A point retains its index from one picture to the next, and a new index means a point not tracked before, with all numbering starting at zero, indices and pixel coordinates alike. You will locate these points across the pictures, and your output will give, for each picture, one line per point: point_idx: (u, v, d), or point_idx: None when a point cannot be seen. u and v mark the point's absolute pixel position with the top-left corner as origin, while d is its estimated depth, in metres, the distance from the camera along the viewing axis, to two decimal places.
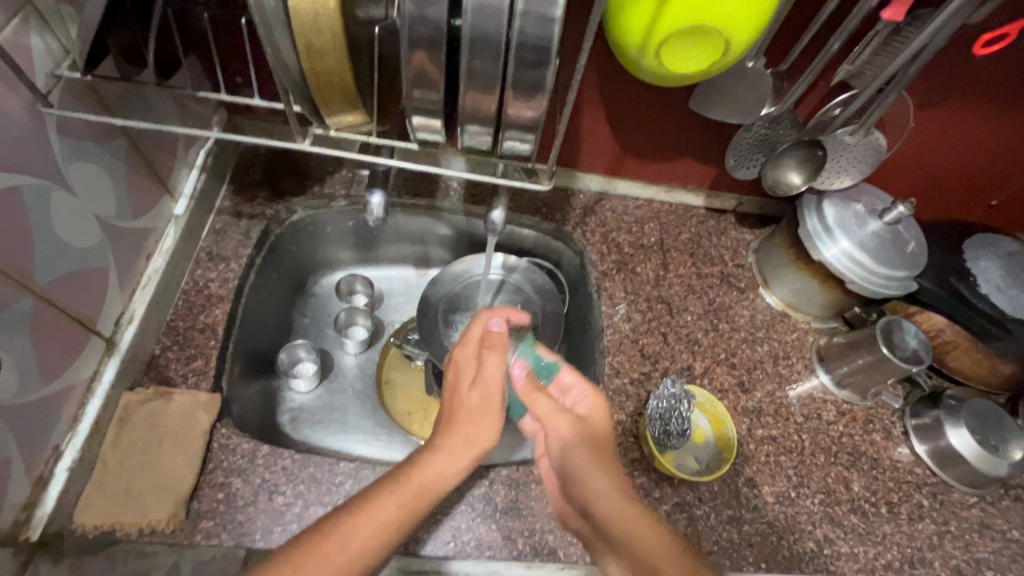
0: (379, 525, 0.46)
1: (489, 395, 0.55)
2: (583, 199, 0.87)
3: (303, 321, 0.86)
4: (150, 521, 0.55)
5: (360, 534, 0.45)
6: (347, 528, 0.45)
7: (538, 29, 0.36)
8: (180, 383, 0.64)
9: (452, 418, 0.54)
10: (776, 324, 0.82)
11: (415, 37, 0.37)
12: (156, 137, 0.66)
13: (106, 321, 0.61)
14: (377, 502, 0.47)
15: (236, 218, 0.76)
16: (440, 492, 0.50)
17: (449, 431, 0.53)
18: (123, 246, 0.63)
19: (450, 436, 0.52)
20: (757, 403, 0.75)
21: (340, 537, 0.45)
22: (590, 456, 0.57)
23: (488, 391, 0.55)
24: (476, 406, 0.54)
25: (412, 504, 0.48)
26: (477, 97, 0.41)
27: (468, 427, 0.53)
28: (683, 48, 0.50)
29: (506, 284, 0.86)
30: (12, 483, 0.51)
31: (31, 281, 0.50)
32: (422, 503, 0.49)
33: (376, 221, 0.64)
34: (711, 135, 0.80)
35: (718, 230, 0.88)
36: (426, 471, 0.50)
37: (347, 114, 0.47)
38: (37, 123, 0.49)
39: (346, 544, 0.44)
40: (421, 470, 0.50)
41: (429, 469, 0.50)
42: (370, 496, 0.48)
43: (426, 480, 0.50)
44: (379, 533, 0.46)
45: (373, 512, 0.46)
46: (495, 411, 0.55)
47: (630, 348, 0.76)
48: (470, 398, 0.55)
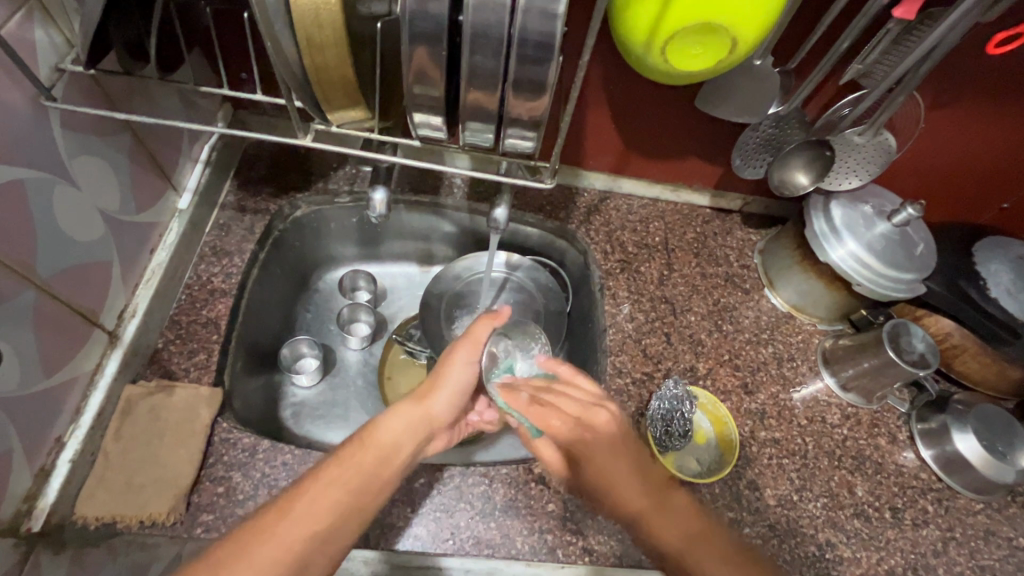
0: (334, 486, 0.52)
1: (450, 381, 0.61)
2: (587, 198, 0.86)
3: (307, 317, 0.86)
4: (150, 514, 0.56)
5: (317, 492, 0.51)
6: (304, 491, 0.51)
7: (541, 25, 0.36)
8: (182, 377, 0.64)
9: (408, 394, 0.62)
10: (781, 325, 0.81)
11: (416, 32, 0.37)
12: (160, 132, 0.66)
13: (109, 315, 0.61)
14: (333, 468, 0.53)
15: (240, 213, 0.76)
16: (392, 452, 0.56)
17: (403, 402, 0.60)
18: (127, 239, 0.63)
19: (408, 405, 0.59)
20: (760, 405, 0.74)
21: (302, 500, 0.50)
22: (614, 466, 0.55)
23: (450, 380, 0.61)
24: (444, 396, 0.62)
25: (366, 466, 0.54)
26: (479, 94, 0.41)
27: (426, 403, 0.60)
28: (689, 45, 0.49)
29: (509, 282, 0.86)
30: (13, 474, 0.52)
31: (33, 274, 0.50)
32: (376, 463, 0.55)
33: (378, 217, 0.64)
34: (718, 134, 0.79)
35: (724, 230, 0.87)
36: (378, 435, 0.57)
37: (349, 110, 0.47)
38: (41, 117, 0.49)
39: (304, 502, 0.50)
40: (373, 436, 0.56)
41: (380, 434, 0.57)
42: (324, 464, 0.54)
43: (379, 443, 0.56)
44: (338, 491, 0.52)
45: (326, 478, 0.52)
46: (451, 395, 0.62)
47: (633, 348, 0.76)
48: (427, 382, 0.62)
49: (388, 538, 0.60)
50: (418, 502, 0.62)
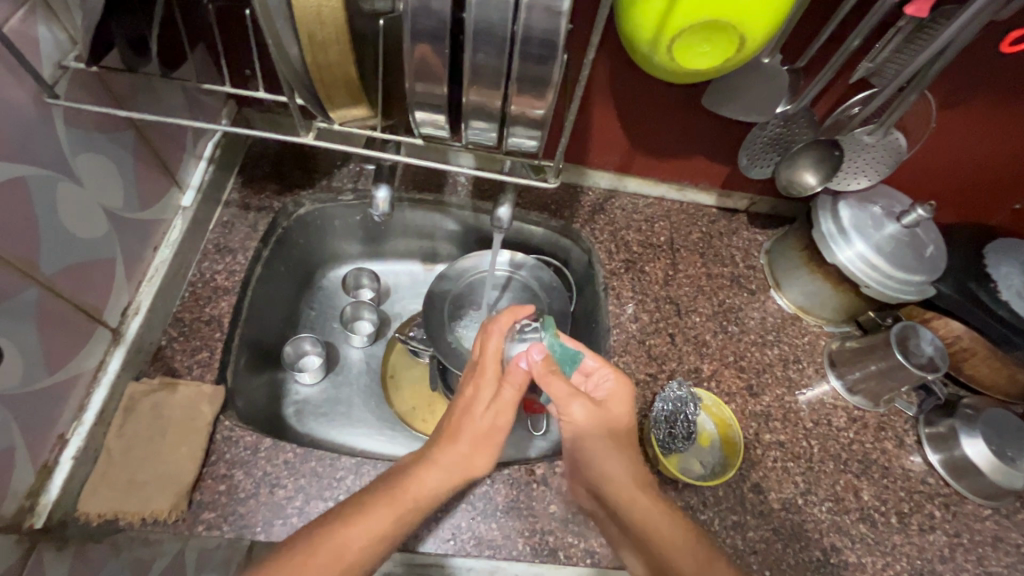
0: (371, 539, 0.48)
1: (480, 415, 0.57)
2: (592, 197, 0.86)
3: (310, 314, 0.86)
4: (152, 511, 0.56)
5: (353, 546, 0.47)
6: (341, 541, 0.47)
7: (545, 23, 0.35)
8: (185, 375, 0.65)
9: (452, 433, 0.56)
10: (787, 327, 0.80)
11: (418, 29, 0.36)
12: (164, 129, 0.66)
13: (112, 312, 0.61)
14: (373, 516, 0.49)
15: (244, 211, 0.76)
16: (431, 507, 0.52)
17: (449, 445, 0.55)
18: (130, 237, 0.63)
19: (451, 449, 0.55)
20: (765, 407, 0.74)
21: (337, 552, 0.46)
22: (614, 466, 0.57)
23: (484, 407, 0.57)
24: (481, 428, 0.56)
25: (405, 519, 0.50)
26: (482, 92, 0.40)
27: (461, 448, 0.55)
28: (695, 43, 0.49)
29: (513, 280, 0.86)
30: (16, 471, 0.52)
31: (36, 271, 0.50)
32: (413, 517, 0.51)
33: (382, 216, 0.64)
34: (725, 133, 0.78)
35: (730, 230, 0.87)
36: (421, 485, 0.52)
37: (351, 108, 0.47)
38: (44, 114, 0.49)
39: (338, 554, 0.46)
40: (417, 485, 0.52)
41: (424, 484, 0.52)
42: (364, 508, 0.49)
43: (422, 495, 0.52)
44: (371, 545, 0.48)
45: (365, 529, 0.48)
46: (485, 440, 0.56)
47: (637, 349, 0.75)
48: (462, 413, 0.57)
49: None
50: None
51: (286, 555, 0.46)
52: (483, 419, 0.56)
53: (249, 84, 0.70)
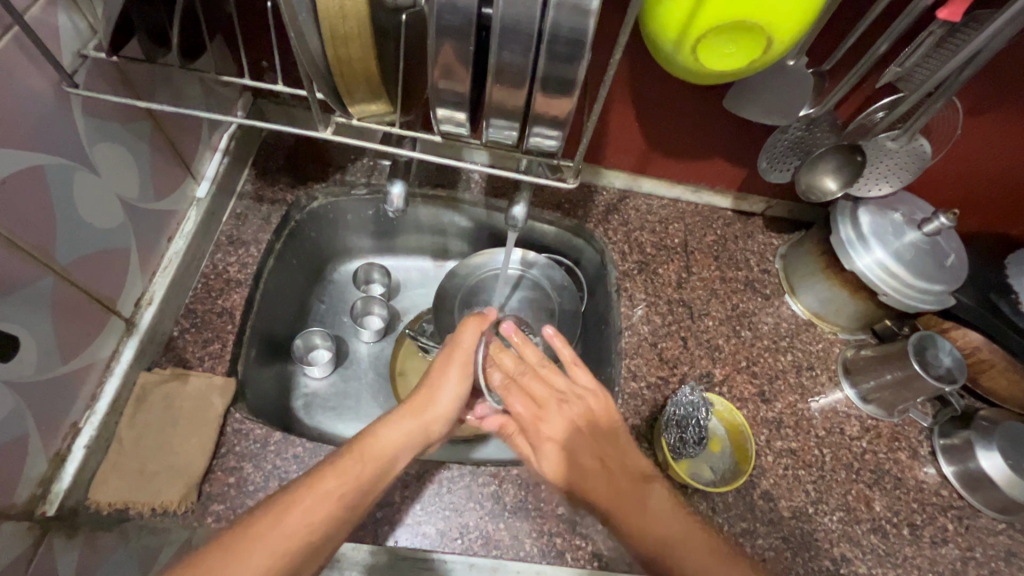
0: (328, 495, 0.50)
1: (450, 377, 0.63)
2: (607, 196, 0.85)
3: (321, 308, 0.86)
4: (162, 501, 0.56)
5: (315, 502, 0.49)
6: (306, 496, 0.49)
7: (573, 21, 0.34)
8: (196, 366, 0.65)
9: (410, 399, 0.61)
10: (801, 333, 0.79)
11: (443, 25, 0.36)
12: (179, 119, 0.66)
13: (126, 302, 0.61)
14: (329, 475, 0.51)
15: (257, 203, 0.76)
16: (390, 463, 0.55)
17: (402, 410, 0.59)
18: (145, 227, 0.63)
19: (406, 413, 0.59)
20: (777, 414, 0.73)
21: (300, 507, 0.48)
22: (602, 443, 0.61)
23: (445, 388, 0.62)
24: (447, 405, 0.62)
25: (363, 476, 0.52)
26: (505, 91, 0.40)
27: (426, 408, 0.60)
28: (720, 43, 0.48)
29: (524, 279, 0.86)
30: (29, 458, 0.52)
31: (52, 260, 0.50)
32: (373, 474, 0.53)
33: (396, 212, 0.63)
34: (744, 136, 0.77)
35: (745, 234, 0.86)
36: (378, 443, 0.56)
37: (370, 103, 0.46)
38: (63, 103, 0.48)
39: (302, 509, 0.48)
40: (372, 445, 0.55)
41: (378, 443, 0.55)
42: (320, 471, 0.51)
43: (377, 453, 0.55)
44: (331, 502, 0.49)
45: (323, 486, 0.50)
46: (450, 396, 0.62)
47: (649, 352, 0.74)
48: (424, 389, 0.62)
49: (396, 534, 0.60)
50: (427, 499, 0.62)
51: (256, 515, 0.47)
52: (446, 396, 0.62)
53: (265, 76, 0.70)
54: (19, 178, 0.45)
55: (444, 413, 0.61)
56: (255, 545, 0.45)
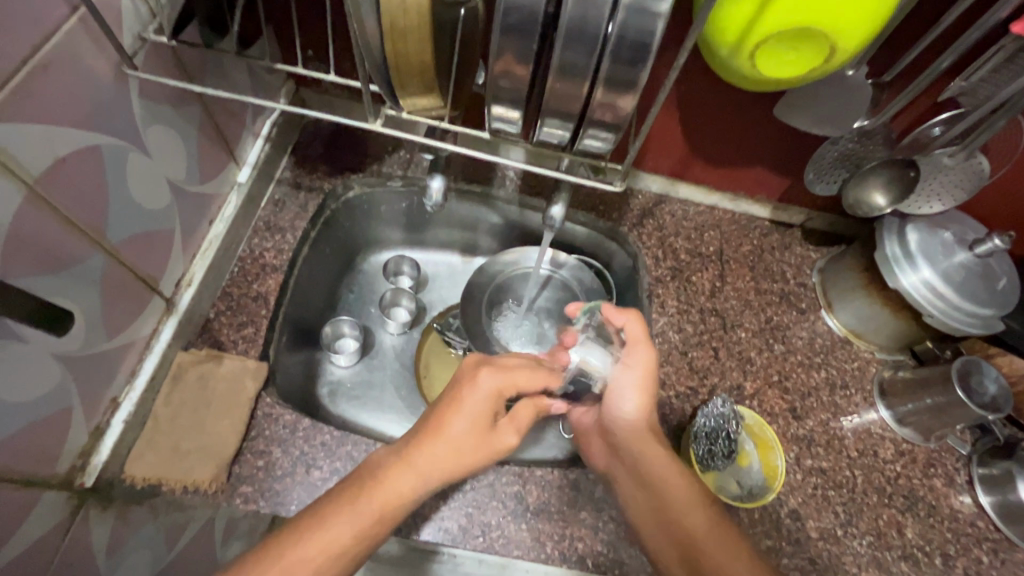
0: (341, 538, 0.46)
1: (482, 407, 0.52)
2: (643, 200, 0.85)
3: (350, 297, 0.87)
4: (194, 480, 0.58)
5: (322, 552, 0.45)
6: (306, 537, 0.45)
7: (640, 24, 0.34)
8: (231, 349, 0.66)
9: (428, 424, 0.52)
10: (836, 350, 0.77)
11: (509, 23, 0.35)
12: (226, 105, 0.67)
13: (168, 282, 0.63)
14: (340, 516, 0.46)
15: (295, 190, 0.78)
16: (399, 510, 0.49)
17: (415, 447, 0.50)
18: (189, 210, 0.64)
19: (417, 454, 0.50)
20: (808, 432, 0.71)
21: (302, 550, 0.45)
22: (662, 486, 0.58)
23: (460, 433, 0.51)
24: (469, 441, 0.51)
25: (374, 520, 0.47)
26: (564, 90, 0.39)
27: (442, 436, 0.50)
28: (782, 49, 0.46)
29: (553, 279, 0.85)
30: (73, 430, 0.53)
31: (104, 239, 0.51)
32: (382, 519, 0.48)
33: (434, 206, 0.65)
34: (791, 146, 0.75)
35: (782, 245, 0.84)
36: (388, 488, 0.48)
37: (422, 97, 0.46)
38: (121, 83, 0.49)
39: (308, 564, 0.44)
40: (388, 491, 0.48)
41: (390, 486, 0.48)
42: (329, 511, 0.47)
43: (387, 497, 0.48)
44: (338, 547, 0.45)
45: (333, 531, 0.46)
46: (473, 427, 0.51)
47: (678, 361, 0.74)
48: (448, 415, 0.51)
49: (418, 528, 0.60)
50: (449, 495, 0.62)
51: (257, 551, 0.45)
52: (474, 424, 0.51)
53: (311, 65, 0.70)
54: (77, 158, 0.46)
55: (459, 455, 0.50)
56: None
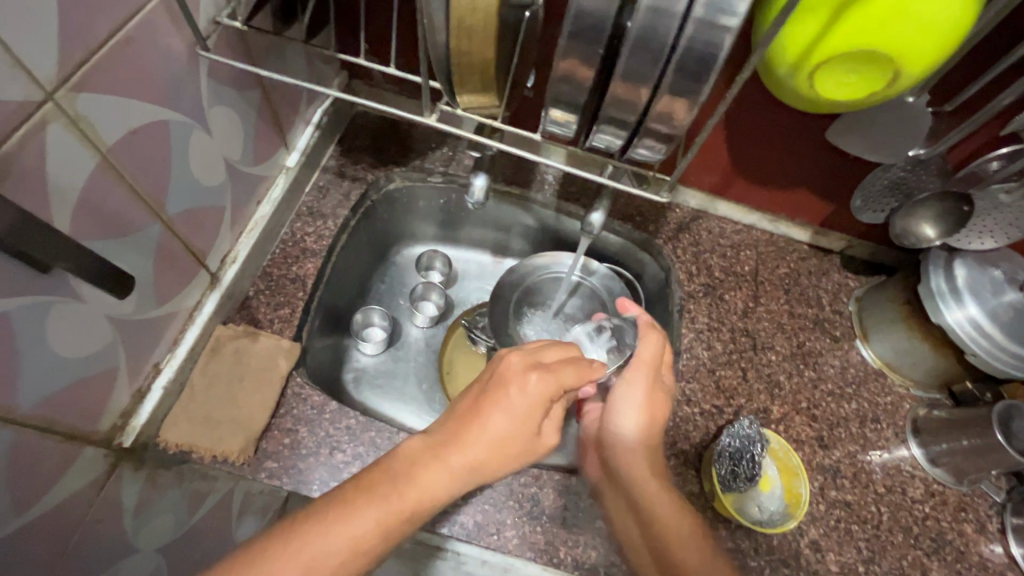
0: (355, 537, 0.42)
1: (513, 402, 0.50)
2: (680, 214, 0.84)
3: (380, 287, 0.88)
4: (224, 450, 0.60)
5: (342, 542, 0.41)
6: (330, 525, 0.42)
7: (709, 37, 0.34)
8: (266, 327, 0.68)
9: (468, 418, 0.49)
10: (869, 382, 0.75)
11: (577, 28, 0.35)
12: (283, 91, 0.69)
13: (214, 258, 0.65)
14: (366, 506, 0.43)
15: (339, 178, 0.79)
16: (428, 510, 0.45)
17: (451, 438, 0.48)
18: (240, 189, 0.66)
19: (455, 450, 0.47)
20: (835, 462, 0.70)
21: (313, 533, 0.41)
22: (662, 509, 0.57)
23: (503, 424, 0.49)
24: (501, 439, 0.49)
25: (399, 518, 0.44)
26: (623, 98, 0.39)
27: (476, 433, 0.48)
28: (842, 71, 0.46)
29: (581, 286, 0.86)
30: (117, 391, 0.55)
31: (162, 210, 0.53)
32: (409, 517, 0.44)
33: (476, 203, 0.66)
34: (839, 171, 0.74)
35: (819, 271, 0.82)
36: (418, 483, 0.45)
37: (479, 95, 0.46)
38: (192, 63, 0.51)
39: (328, 548, 0.41)
40: (418, 485, 0.45)
41: (421, 483, 0.45)
42: (349, 502, 0.43)
43: (419, 495, 0.45)
44: (350, 543, 0.42)
45: (357, 521, 0.42)
46: (506, 425, 0.49)
47: (705, 378, 0.73)
48: (490, 411, 0.49)
49: (434, 520, 0.61)
50: (467, 491, 0.62)
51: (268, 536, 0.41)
52: (504, 424, 0.49)
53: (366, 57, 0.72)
54: (148, 130, 0.48)
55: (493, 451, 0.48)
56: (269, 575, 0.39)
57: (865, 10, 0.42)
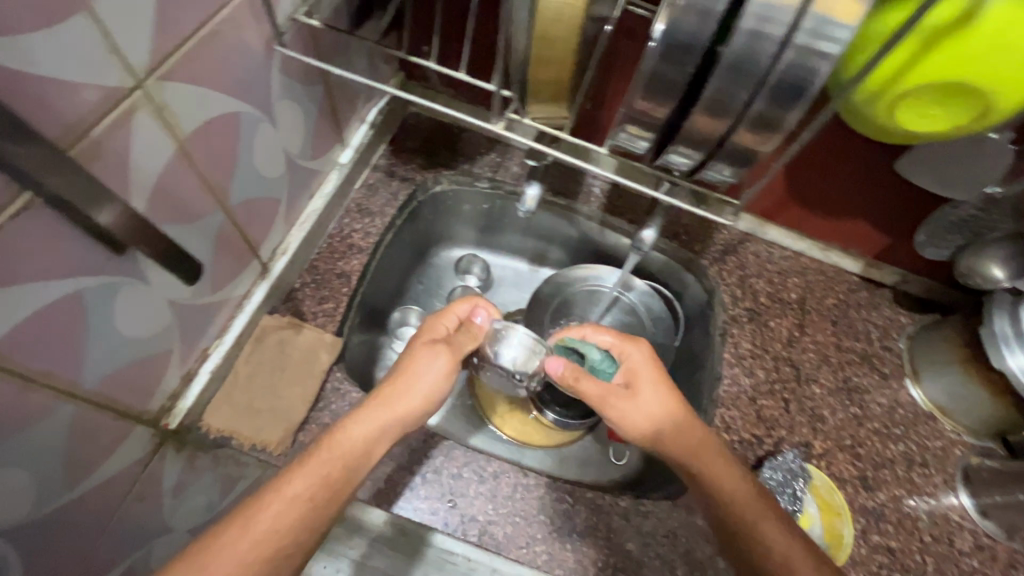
0: (297, 499, 0.46)
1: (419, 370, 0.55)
2: (727, 236, 0.82)
3: (417, 287, 0.88)
4: (264, 440, 0.60)
5: (282, 507, 0.45)
6: (269, 500, 0.45)
7: (807, 65, 0.33)
8: (310, 320, 0.69)
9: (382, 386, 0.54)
10: (918, 424, 0.72)
11: (669, 47, 0.35)
12: (343, 88, 0.70)
13: (267, 248, 0.66)
14: (295, 476, 0.47)
15: (388, 177, 0.80)
16: (362, 457, 0.50)
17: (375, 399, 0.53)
18: (296, 183, 0.67)
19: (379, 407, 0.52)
20: (879, 505, 0.67)
21: (260, 511, 0.45)
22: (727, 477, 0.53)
23: (422, 384, 0.54)
24: (419, 398, 0.54)
25: (333, 474, 0.48)
26: (703, 121, 0.38)
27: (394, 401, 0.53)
28: (925, 99, 0.45)
29: (619, 301, 0.85)
30: (168, 373, 0.56)
31: (226, 200, 0.54)
32: (344, 471, 0.49)
33: (526, 212, 0.66)
34: (900, 203, 0.72)
35: (870, 304, 0.80)
36: (347, 439, 0.50)
37: (550, 107, 0.46)
38: (267, 57, 0.52)
39: (269, 514, 0.44)
40: (345, 440, 0.50)
41: (347, 440, 0.50)
42: (288, 471, 0.47)
43: (346, 449, 0.50)
44: (302, 504, 0.46)
45: (289, 489, 0.46)
46: (425, 387, 0.54)
47: (746, 406, 0.71)
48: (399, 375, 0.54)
49: (464, 528, 0.60)
50: (498, 502, 0.62)
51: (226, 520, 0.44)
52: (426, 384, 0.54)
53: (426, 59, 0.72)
54: (222, 121, 0.49)
55: (423, 401, 0.54)
56: (221, 556, 0.42)
57: (960, 43, 0.39)
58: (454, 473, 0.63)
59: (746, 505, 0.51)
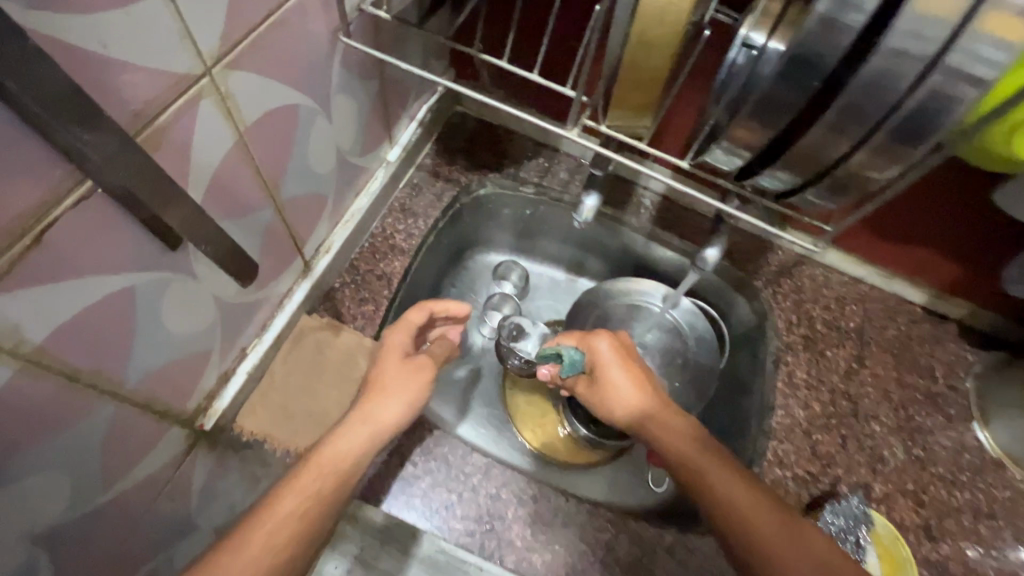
0: (293, 514, 0.42)
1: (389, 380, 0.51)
2: (782, 257, 0.78)
3: (450, 292, 0.82)
4: (299, 446, 0.58)
5: (275, 523, 0.42)
6: (263, 517, 0.42)
7: (957, 87, 0.29)
8: (349, 322, 0.66)
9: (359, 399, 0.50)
10: (986, 471, 0.67)
11: (796, 58, 0.31)
12: (397, 85, 0.68)
13: (310, 246, 0.63)
14: (288, 490, 0.43)
15: (433, 178, 0.78)
16: (351, 470, 0.46)
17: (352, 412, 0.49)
18: (344, 180, 0.65)
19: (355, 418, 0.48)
20: (943, 558, 0.63)
21: (260, 530, 0.41)
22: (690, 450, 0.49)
23: (397, 396, 0.50)
24: (396, 408, 0.49)
25: (326, 485, 0.44)
26: (816, 141, 0.35)
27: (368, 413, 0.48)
28: None
29: (662, 319, 0.80)
30: (207, 371, 0.53)
31: (277, 195, 0.52)
32: (337, 482, 0.45)
33: (582, 222, 0.65)
34: (978, 233, 0.67)
35: (934, 339, 0.75)
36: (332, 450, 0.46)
37: (637, 114, 0.42)
38: (330, 48, 0.49)
39: (262, 533, 0.41)
40: (329, 450, 0.46)
41: (335, 451, 0.46)
42: (281, 484, 0.44)
43: (333, 459, 0.45)
44: (298, 518, 0.42)
45: (284, 503, 0.42)
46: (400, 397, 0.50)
47: (801, 441, 0.68)
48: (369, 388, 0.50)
49: (502, 553, 0.57)
50: (538, 528, 0.59)
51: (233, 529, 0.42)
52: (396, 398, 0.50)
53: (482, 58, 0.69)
54: (281, 113, 0.47)
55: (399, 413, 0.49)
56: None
57: None
58: (492, 493, 0.60)
59: (692, 467, 0.47)
